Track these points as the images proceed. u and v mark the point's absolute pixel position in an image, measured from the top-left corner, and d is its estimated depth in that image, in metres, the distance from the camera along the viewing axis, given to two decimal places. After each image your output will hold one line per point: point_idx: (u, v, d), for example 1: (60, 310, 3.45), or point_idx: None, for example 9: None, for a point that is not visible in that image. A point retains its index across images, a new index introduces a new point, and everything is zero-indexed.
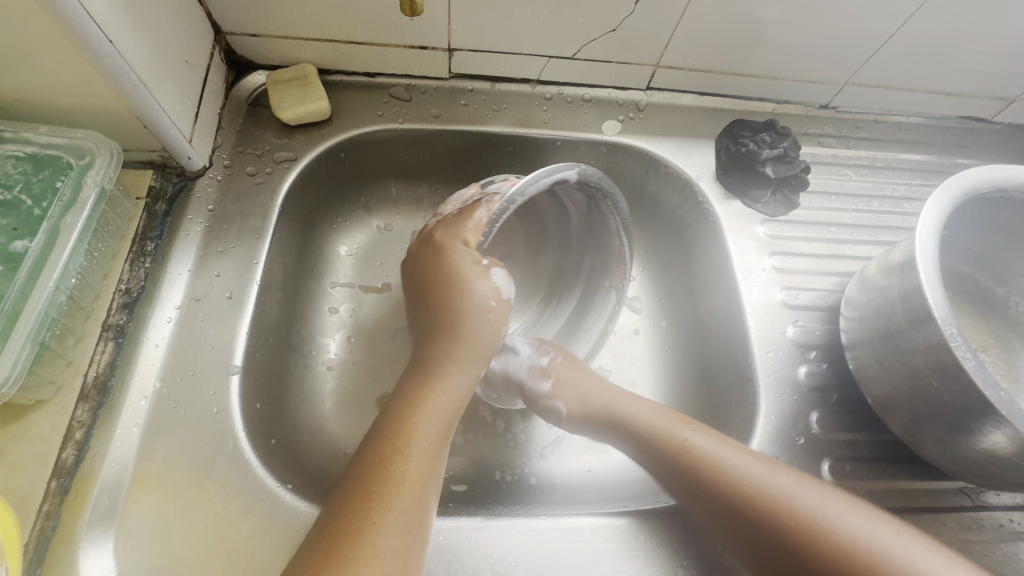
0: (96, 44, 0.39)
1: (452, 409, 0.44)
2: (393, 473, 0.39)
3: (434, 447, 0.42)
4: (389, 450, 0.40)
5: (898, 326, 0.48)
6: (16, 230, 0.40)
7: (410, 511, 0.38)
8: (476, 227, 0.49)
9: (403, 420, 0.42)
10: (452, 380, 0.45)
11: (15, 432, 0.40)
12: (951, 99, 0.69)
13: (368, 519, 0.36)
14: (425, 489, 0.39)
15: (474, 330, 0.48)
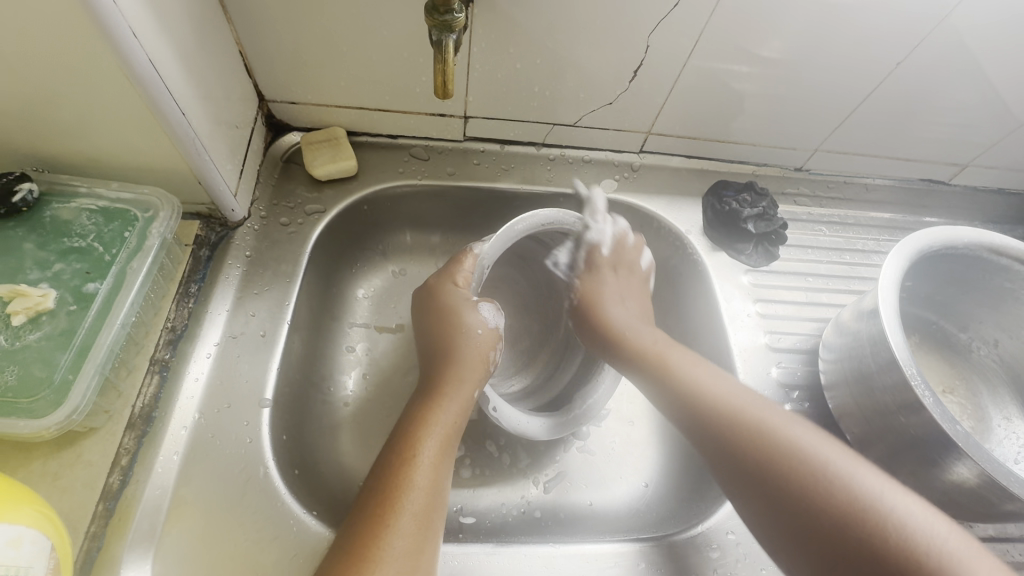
0: (173, 117, 0.46)
1: (451, 425, 0.50)
2: (401, 483, 0.44)
3: (438, 460, 0.47)
4: (396, 462, 0.46)
5: (868, 367, 0.53)
6: (88, 273, 0.45)
7: (419, 517, 0.43)
8: (465, 274, 0.56)
9: (410, 437, 0.48)
10: (452, 402, 0.51)
11: (68, 457, 0.44)
12: (911, 165, 0.78)
13: (381, 523, 0.42)
14: (431, 495, 0.45)
15: (471, 356, 0.54)
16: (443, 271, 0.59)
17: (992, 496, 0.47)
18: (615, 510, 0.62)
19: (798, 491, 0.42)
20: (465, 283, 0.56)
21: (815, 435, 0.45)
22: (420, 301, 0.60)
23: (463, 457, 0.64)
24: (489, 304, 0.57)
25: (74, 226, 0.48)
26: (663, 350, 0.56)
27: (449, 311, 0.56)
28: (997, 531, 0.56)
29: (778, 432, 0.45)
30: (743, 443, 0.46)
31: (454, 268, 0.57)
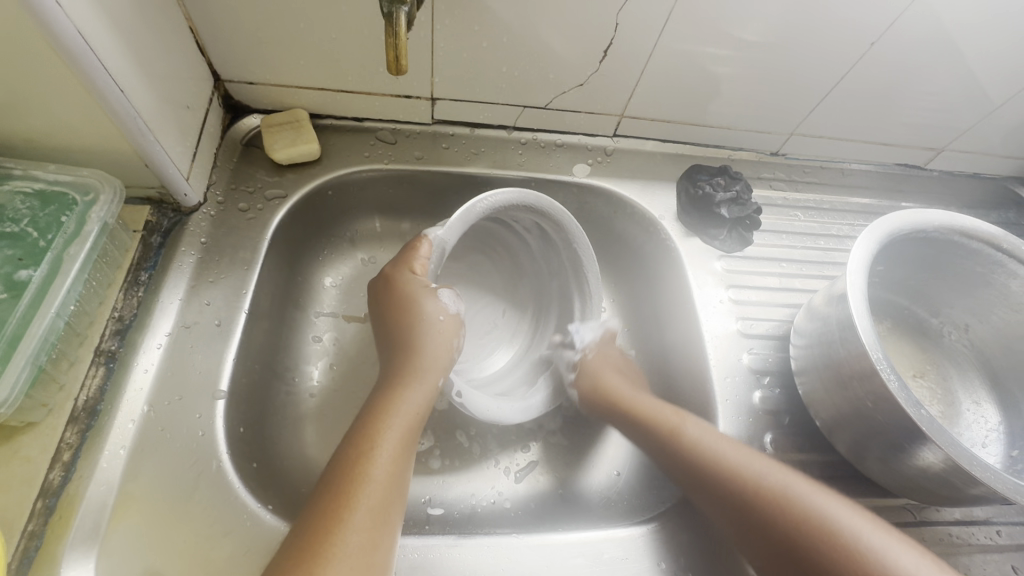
0: (110, 95, 0.43)
1: (412, 415, 0.48)
2: (357, 477, 0.42)
3: (397, 455, 0.45)
4: (355, 454, 0.44)
5: (837, 352, 0.52)
6: (21, 260, 0.43)
7: (375, 511, 0.41)
8: (421, 261, 0.55)
9: (367, 430, 0.46)
10: (412, 393, 0.49)
11: (4, 454, 0.42)
12: (887, 149, 0.77)
13: (336, 517, 0.40)
14: (389, 489, 0.43)
15: (434, 345, 0.53)
16: (399, 258, 0.56)
17: (957, 481, 0.47)
18: (586, 500, 0.61)
19: (785, 516, 0.44)
20: (421, 270, 0.54)
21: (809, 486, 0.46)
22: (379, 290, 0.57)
23: (431, 447, 0.62)
24: (447, 291, 0.57)
25: (7, 210, 0.45)
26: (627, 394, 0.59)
27: (408, 300, 0.54)
28: (964, 514, 0.56)
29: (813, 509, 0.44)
30: (733, 486, 0.48)
31: (410, 256, 0.55)
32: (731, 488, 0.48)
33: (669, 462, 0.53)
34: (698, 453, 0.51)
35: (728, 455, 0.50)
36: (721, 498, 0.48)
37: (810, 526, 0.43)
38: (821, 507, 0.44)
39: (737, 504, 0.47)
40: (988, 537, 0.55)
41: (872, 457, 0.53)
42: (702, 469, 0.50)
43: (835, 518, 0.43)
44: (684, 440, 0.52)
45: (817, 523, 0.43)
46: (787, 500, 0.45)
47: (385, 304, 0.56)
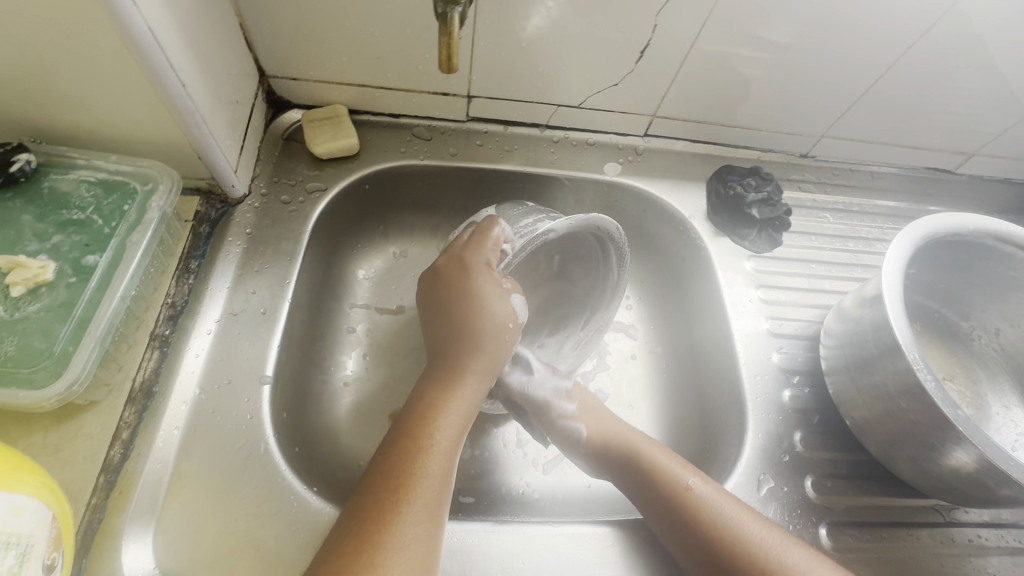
0: (173, 89, 0.45)
1: (468, 410, 0.49)
2: (417, 471, 0.44)
3: (451, 448, 0.46)
4: (413, 447, 0.45)
5: (870, 353, 0.53)
6: (87, 245, 0.45)
7: (431, 503, 0.43)
8: (494, 254, 0.53)
9: (426, 424, 0.47)
10: (470, 391, 0.50)
11: (69, 430, 0.44)
12: (917, 152, 0.77)
13: (393, 509, 0.41)
14: (445, 483, 0.44)
15: (499, 346, 0.52)
16: (465, 252, 0.54)
17: (991, 481, 0.47)
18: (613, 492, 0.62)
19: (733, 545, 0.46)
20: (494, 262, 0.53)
21: (727, 497, 0.49)
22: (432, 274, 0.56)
23: (463, 438, 0.64)
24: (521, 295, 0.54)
25: (73, 198, 0.47)
26: (651, 452, 0.53)
27: (475, 297, 0.52)
28: (992, 517, 0.57)
29: (734, 523, 0.47)
30: (670, 497, 0.50)
31: (482, 241, 0.53)
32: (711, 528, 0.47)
33: (631, 456, 0.54)
34: (663, 474, 0.51)
35: (672, 470, 0.51)
36: (661, 511, 0.50)
37: (731, 532, 0.46)
38: (731, 514, 0.47)
39: (701, 545, 0.47)
40: (1018, 541, 0.55)
41: (903, 457, 0.53)
42: (696, 523, 0.48)
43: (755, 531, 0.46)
44: (668, 480, 0.50)
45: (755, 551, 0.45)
46: (726, 528, 0.47)
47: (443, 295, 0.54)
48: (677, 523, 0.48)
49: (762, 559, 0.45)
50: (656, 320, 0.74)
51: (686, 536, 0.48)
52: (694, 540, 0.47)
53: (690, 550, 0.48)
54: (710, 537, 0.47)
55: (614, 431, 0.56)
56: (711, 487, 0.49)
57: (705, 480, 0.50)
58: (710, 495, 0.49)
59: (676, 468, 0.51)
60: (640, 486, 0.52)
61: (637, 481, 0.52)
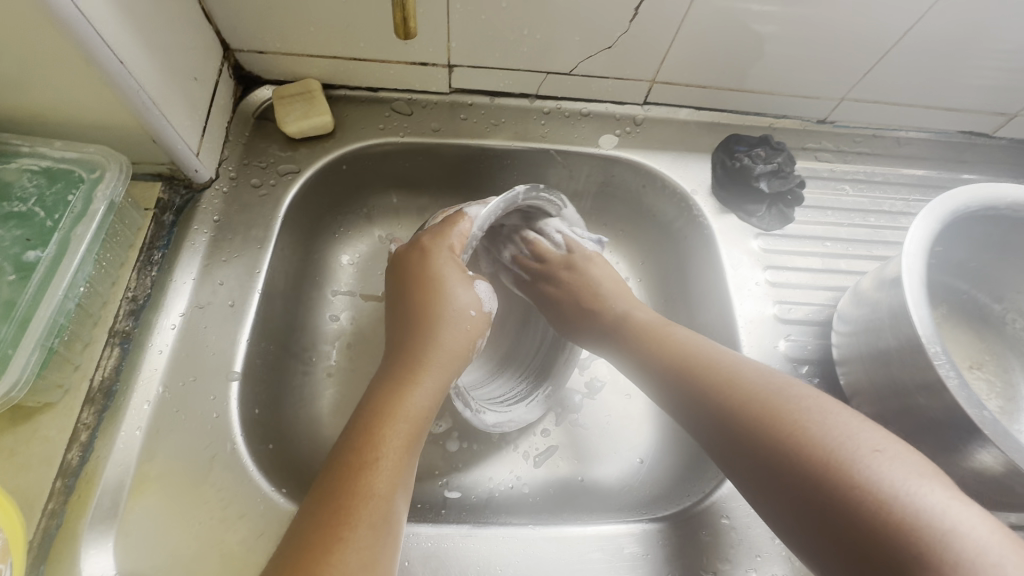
0: (111, 66, 0.41)
1: (421, 415, 0.46)
2: (360, 492, 0.40)
3: (401, 459, 0.43)
4: (358, 464, 0.42)
5: (886, 343, 0.48)
6: (30, 240, 0.43)
7: (378, 526, 0.39)
8: (459, 237, 0.52)
9: (371, 436, 0.43)
10: (421, 392, 0.47)
11: (24, 432, 0.42)
12: (950, 115, 0.69)
13: (336, 535, 0.38)
14: (394, 501, 0.41)
15: (457, 341, 0.50)
16: (436, 231, 0.54)
17: (1018, 486, 0.42)
18: (606, 486, 0.59)
19: (788, 442, 0.37)
20: (457, 249, 0.53)
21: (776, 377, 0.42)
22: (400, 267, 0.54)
23: (449, 430, 0.61)
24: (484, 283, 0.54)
25: (15, 188, 0.45)
26: (669, 332, 0.50)
27: (436, 279, 0.51)
28: None
29: (771, 393, 0.40)
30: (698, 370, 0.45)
31: (447, 229, 0.53)
32: (788, 424, 0.38)
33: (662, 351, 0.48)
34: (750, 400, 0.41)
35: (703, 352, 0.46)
36: (698, 393, 0.44)
37: (771, 405, 0.40)
38: (787, 392, 0.40)
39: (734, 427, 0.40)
40: None
41: None
42: (755, 428, 0.39)
43: (837, 436, 0.36)
44: (756, 394, 0.41)
45: (817, 445, 0.36)
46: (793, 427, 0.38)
47: (405, 279, 0.52)
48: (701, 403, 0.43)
49: (799, 436, 0.37)
50: (656, 304, 0.69)
51: (723, 405, 0.42)
52: (762, 434, 0.39)
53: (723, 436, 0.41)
54: (762, 444, 0.38)
55: (670, 336, 0.49)
56: (771, 374, 0.42)
57: (743, 363, 0.44)
58: (754, 373, 0.43)
59: (762, 387, 0.41)
60: (672, 374, 0.46)
61: (678, 377, 0.46)
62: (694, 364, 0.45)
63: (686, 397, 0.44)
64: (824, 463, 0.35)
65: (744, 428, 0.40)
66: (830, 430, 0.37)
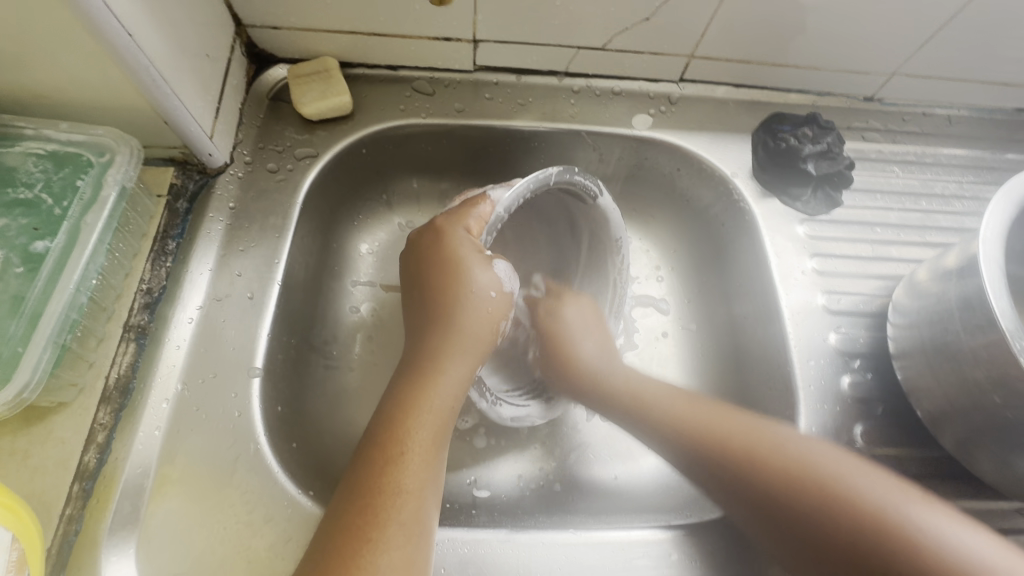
0: (117, 40, 0.38)
1: (447, 407, 0.43)
2: (388, 488, 0.38)
3: (428, 454, 0.41)
4: (382, 461, 0.39)
5: (954, 337, 0.44)
6: (36, 229, 0.40)
7: (408, 525, 0.37)
8: (478, 220, 0.46)
9: (396, 430, 0.41)
10: (444, 382, 0.44)
11: (39, 434, 0.40)
12: (1008, 91, 0.65)
13: (364, 538, 0.36)
14: (423, 499, 0.39)
15: (479, 326, 0.46)
16: (451, 210, 0.48)
17: None
18: (643, 485, 0.56)
19: (810, 496, 0.40)
20: (478, 230, 0.46)
21: (788, 442, 0.44)
22: (417, 251, 0.49)
23: (477, 426, 0.58)
24: (504, 261, 0.48)
25: (20, 174, 0.42)
26: (643, 390, 0.52)
27: (453, 263, 0.46)
28: None
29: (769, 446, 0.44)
30: (709, 446, 0.46)
31: (467, 211, 0.47)
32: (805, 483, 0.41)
33: (683, 429, 0.48)
34: (735, 439, 0.45)
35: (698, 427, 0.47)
36: (723, 467, 0.45)
37: (781, 466, 0.43)
38: (811, 467, 0.42)
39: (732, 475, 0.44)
40: None
41: (987, 456, 0.45)
42: (779, 503, 0.42)
43: (864, 489, 0.40)
44: (737, 442, 0.45)
45: (862, 502, 0.39)
46: (825, 502, 0.40)
47: (423, 259, 0.48)
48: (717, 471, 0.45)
49: (828, 506, 0.40)
50: (690, 294, 0.66)
51: (723, 472, 0.45)
52: (749, 479, 0.43)
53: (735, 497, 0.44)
54: (793, 516, 0.41)
55: (608, 376, 0.54)
56: (789, 441, 0.44)
57: (748, 425, 0.46)
58: (784, 450, 0.43)
59: (740, 430, 0.46)
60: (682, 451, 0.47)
61: (669, 437, 0.48)
62: (709, 429, 0.47)
63: (712, 478, 0.46)
64: (818, 497, 0.40)
65: (753, 487, 0.43)
66: (880, 506, 0.39)
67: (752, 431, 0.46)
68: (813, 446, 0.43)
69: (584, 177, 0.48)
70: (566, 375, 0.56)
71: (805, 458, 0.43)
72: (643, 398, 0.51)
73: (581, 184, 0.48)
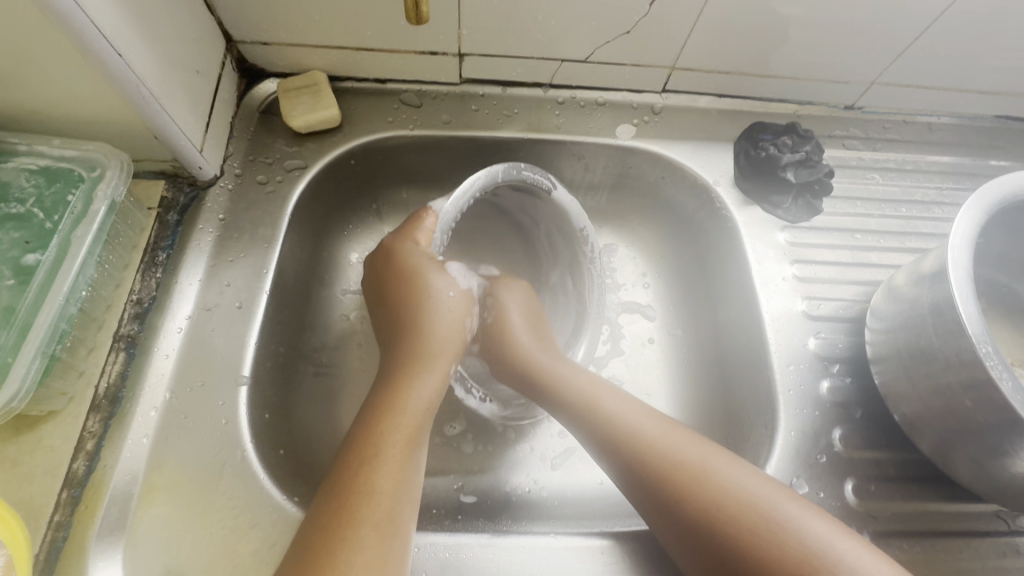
0: (108, 59, 0.39)
1: (422, 410, 0.44)
2: (363, 489, 0.39)
3: (405, 455, 0.41)
4: (358, 461, 0.40)
5: (928, 341, 0.45)
6: (28, 243, 0.41)
7: (382, 524, 0.38)
8: (426, 232, 0.51)
9: (374, 431, 0.42)
10: (418, 386, 0.45)
11: (28, 442, 0.41)
12: (986, 99, 0.66)
13: (338, 536, 0.36)
14: (399, 499, 0.39)
15: (445, 327, 0.49)
16: (402, 230, 0.53)
17: None
18: None
19: (676, 493, 0.41)
20: (426, 241, 0.51)
21: (689, 441, 0.43)
22: (375, 266, 0.54)
23: (464, 431, 0.59)
24: (455, 264, 0.53)
25: (13, 189, 0.43)
26: (593, 387, 0.48)
27: (412, 275, 0.50)
28: None
29: (667, 451, 0.42)
30: (631, 450, 0.43)
31: (413, 226, 0.52)
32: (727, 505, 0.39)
33: (598, 423, 0.46)
34: (624, 427, 0.45)
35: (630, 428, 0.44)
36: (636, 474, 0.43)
37: (657, 463, 0.42)
38: (708, 470, 0.41)
39: (648, 492, 0.42)
40: None
41: (963, 459, 0.46)
42: (671, 502, 0.41)
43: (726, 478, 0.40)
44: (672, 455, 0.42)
45: (720, 494, 0.39)
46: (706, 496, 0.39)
47: (383, 278, 0.52)
48: (631, 471, 0.43)
49: (692, 491, 0.40)
50: (674, 300, 0.67)
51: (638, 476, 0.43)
52: (689, 513, 0.40)
53: (646, 498, 0.42)
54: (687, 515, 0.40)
55: (559, 369, 0.50)
56: (711, 455, 0.42)
57: (660, 426, 0.45)
58: (643, 431, 0.44)
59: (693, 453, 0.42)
60: (612, 446, 0.45)
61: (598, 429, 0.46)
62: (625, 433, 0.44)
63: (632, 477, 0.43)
64: (712, 510, 0.39)
65: (642, 483, 0.43)
66: (749, 502, 0.38)
67: (668, 430, 0.44)
68: (742, 470, 0.41)
69: (519, 169, 0.51)
70: (516, 369, 0.52)
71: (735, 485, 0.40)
72: (599, 393, 0.48)
73: (530, 178, 0.52)
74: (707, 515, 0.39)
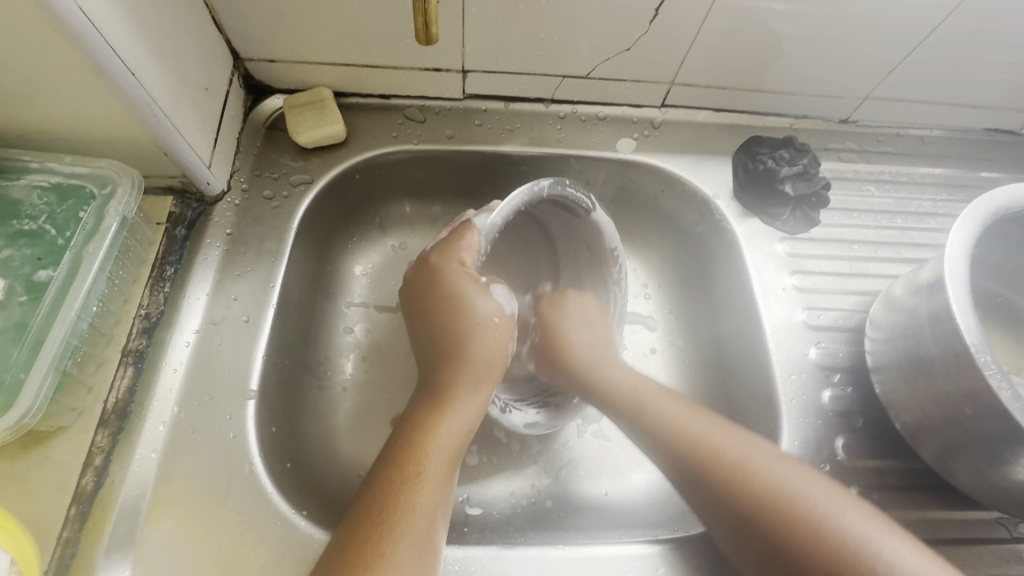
0: (122, 79, 0.40)
1: (463, 433, 0.45)
2: (403, 507, 0.39)
3: (443, 476, 0.42)
4: (399, 478, 0.41)
5: (927, 350, 0.46)
6: (40, 259, 0.42)
7: (419, 541, 0.38)
8: (469, 251, 0.48)
9: (413, 449, 0.42)
10: (461, 409, 0.45)
11: (37, 458, 0.41)
12: (976, 112, 0.67)
13: (377, 552, 0.37)
14: (436, 517, 0.40)
15: (489, 349, 0.48)
16: (442, 246, 0.50)
17: None
18: (632, 501, 0.57)
19: (734, 494, 0.43)
20: (470, 262, 0.48)
21: (750, 444, 0.45)
22: (415, 283, 0.51)
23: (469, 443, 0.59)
24: (501, 286, 0.51)
25: (25, 206, 0.44)
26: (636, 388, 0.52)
27: (456, 296, 0.48)
28: None
29: (730, 457, 0.44)
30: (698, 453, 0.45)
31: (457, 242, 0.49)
32: (760, 483, 0.42)
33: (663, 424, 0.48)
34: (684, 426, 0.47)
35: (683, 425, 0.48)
36: (703, 476, 0.44)
37: (729, 467, 0.44)
38: (781, 479, 0.42)
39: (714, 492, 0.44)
40: None
41: (964, 467, 0.47)
42: (737, 502, 0.42)
43: (775, 473, 0.43)
44: (708, 446, 0.45)
45: (792, 497, 0.41)
46: (774, 493, 0.42)
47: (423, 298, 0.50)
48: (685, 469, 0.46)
49: (766, 493, 0.42)
50: (676, 310, 0.68)
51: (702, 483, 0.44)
52: (714, 483, 0.44)
53: (703, 498, 0.44)
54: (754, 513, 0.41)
55: (603, 369, 0.54)
56: (772, 457, 0.44)
57: (715, 424, 0.47)
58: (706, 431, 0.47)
59: (717, 435, 0.46)
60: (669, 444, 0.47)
61: (651, 429, 0.49)
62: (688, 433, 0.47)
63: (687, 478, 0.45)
64: (783, 513, 0.40)
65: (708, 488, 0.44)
66: (822, 516, 0.40)
67: (726, 429, 0.47)
68: (774, 457, 0.44)
69: (570, 185, 0.47)
70: (560, 366, 0.57)
71: (763, 469, 0.43)
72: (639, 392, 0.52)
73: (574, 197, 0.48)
74: (777, 513, 0.41)
